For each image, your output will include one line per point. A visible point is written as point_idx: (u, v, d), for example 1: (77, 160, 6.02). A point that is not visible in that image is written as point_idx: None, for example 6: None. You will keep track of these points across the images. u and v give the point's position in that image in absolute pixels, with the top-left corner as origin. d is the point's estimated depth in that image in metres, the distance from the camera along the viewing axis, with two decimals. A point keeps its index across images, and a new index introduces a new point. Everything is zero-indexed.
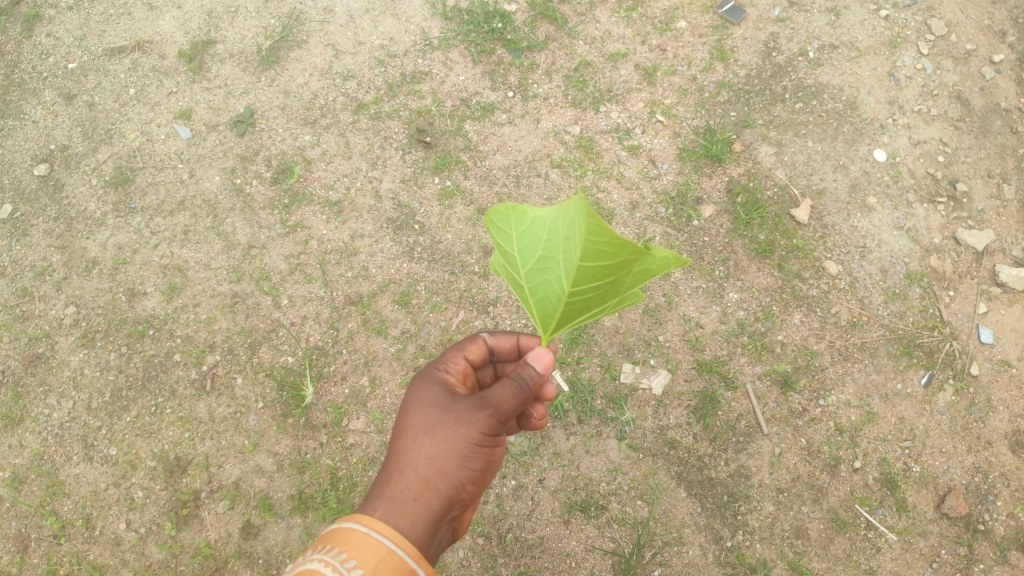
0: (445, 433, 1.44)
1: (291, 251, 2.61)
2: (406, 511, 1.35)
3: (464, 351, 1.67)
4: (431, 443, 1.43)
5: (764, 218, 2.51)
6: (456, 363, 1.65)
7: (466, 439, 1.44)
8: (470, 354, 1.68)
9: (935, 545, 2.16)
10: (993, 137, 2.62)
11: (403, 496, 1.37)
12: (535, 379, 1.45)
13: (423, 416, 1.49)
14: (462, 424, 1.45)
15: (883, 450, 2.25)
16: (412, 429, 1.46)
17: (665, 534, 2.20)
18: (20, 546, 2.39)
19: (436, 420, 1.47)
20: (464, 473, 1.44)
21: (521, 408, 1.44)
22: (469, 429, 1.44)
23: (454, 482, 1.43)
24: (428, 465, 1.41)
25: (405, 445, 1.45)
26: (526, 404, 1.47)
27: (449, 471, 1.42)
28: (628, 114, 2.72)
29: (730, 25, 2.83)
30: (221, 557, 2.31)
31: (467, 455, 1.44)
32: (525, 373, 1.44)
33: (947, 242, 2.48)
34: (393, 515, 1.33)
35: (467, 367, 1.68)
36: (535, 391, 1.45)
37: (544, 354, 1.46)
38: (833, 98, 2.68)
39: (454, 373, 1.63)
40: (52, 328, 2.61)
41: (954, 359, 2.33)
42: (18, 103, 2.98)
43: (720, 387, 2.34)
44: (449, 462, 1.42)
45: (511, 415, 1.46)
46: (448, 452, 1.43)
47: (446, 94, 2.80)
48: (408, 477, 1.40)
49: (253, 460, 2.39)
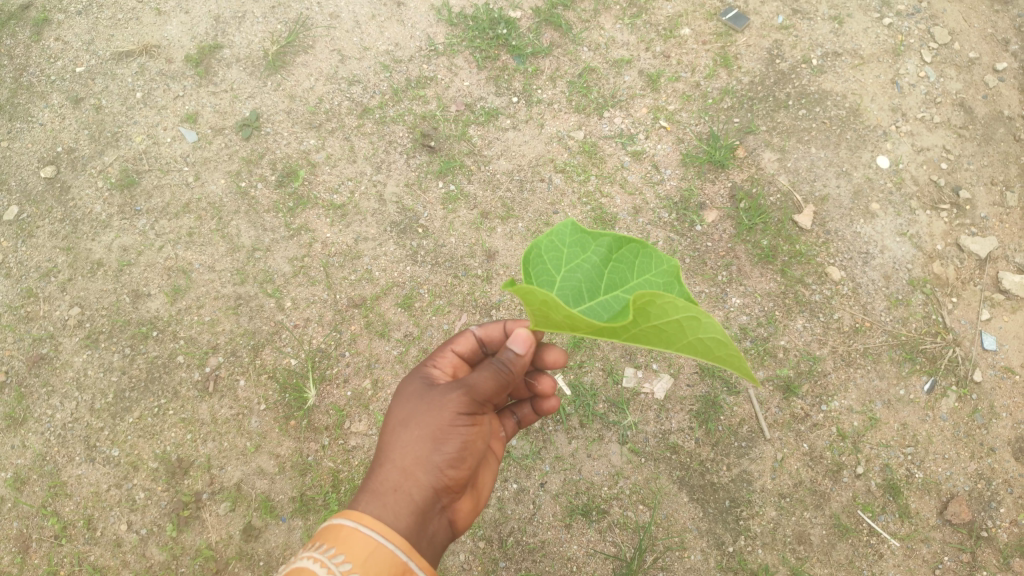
0: (420, 421, 1.46)
1: (295, 254, 2.62)
2: (388, 502, 1.38)
3: (451, 345, 1.68)
4: (408, 433, 1.45)
5: (766, 223, 2.52)
6: (444, 357, 1.66)
7: (440, 425, 1.45)
8: (459, 347, 1.68)
9: (938, 552, 2.15)
10: (996, 145, 2.63)
11: (385, 488, 1.40)
12: (511, 360, 1.41)
13: (404, 408, 1.51)
14: (435, 410, 1.45)
15: (886, 456, 2.24)
16: (393, 423, 1.49)
17: (667, 539, 2.20)
18: (22, 546, 2.40)
19: (415, 410, 1.48)
20: (442, 459, 1.44)
21: (498, 388, 1.43)
22: (442, 414, 1.45)
23: (435, 470, 1.44)
24: (406, 455, 1.44)
25: (389, 439, 1.48)
26: (502, 385, 1.44)
27: (427, 459, 1.44)
28: (632, 120, 2.73)
29: (734, 32, 2.85)
30: (222, 558, 2.31)
31: (443, 440, 1.44)
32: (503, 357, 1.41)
33: (950, 248, 2.48)
34: (376, 507, 1.37)
35: (457, 359, 1.68)
36: (514, 370, 1.42)
37: (521, 334, 1.40)
38: (836, 104, 2.69)
39: (442, 367, 1.65)
40: (56, 329, 2.62)
41: (957, 365, 2.33)
42: (26, 106, 3.01)
43: (722, 392, 2.34)
44: (427, 449, 1.44)
45: (486, 396, 1.45)
46: (424, 440, 1.44)
47: (451, 99, 2.82)
48: (391, 470, 1.43)
49: (255, 462, 2.40)
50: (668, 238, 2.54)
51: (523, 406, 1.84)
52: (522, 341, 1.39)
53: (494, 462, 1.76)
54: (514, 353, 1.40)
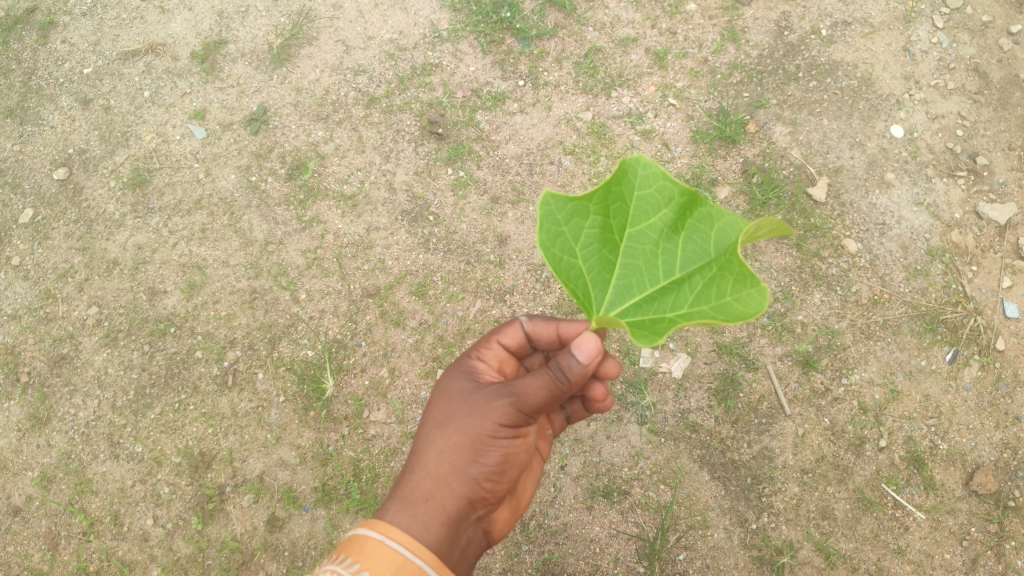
0: (458, 427, 1.47)
1: (308, 246, 2.63)
2: (419, 511, 1.41)
3: (499, 338, 1.68)
4: (444, 440, 1.48)
5: (780, 197, 2.49)
6: (490, 351, 1.67)
7: (479, 433, 1.46)
8: (506, 339, 1.68)
9: (965, 523, 2.14)
10: (1013, 109, 2.58)
11: (416, 497, 1.43)
12: (568, 368, 1.33)
13: (445, 409, 1.53)
14: (475, 417, 1.47)
15: (908, 428, 2.22)
16: (430, 424, 1.52)
17: (689, 518, 2.20)
18: (51, 543, 2.44)
19: (451, 415, 1.50)
20: (476, 469, 1.47)
21: (546, 401, 1.40)
22: (482, 422, 1.46)
23: (469, 480, 1.47)
24: (439, 463, 1.46)
25: (424, 441, 1.50)
26: (554, 396, 1.39)
27: (462, 469, 1.46)
28: (639, 99, 2.70)
29: (741, 6, 2.79)
30: (248, 550, 2.34)
31: (480, 451, 1.46)
32: (562, 363, 1.33)
33: (969, 216, 2.45)
34: (405, 517, 1.40)
35: (503, 352, 1.69)
36: (570, 383, 1.36)
37: (587, 341, 1.31)
38: (847, 74, 2.64)
39: (488, 361, 1.66)
40: (75, 329, 2.65)
41: (979, 334, 2.30)
42: (36, 109, 3.03)
43: (740, 369, 2.33)
44: (462, 458, 1.46)
45: (534, 407, 1.42)
46: (459, 449, 1.46)
47: (457, 86, 2.80)
48: (423, 476, 1.46)
49: (277, 454, 2.42)
50: None
51: (573, 402, 1.78)
52: (587, 350, 1.30)
53: (540, 462, 1.78)
54: (576, 361, 1.32)
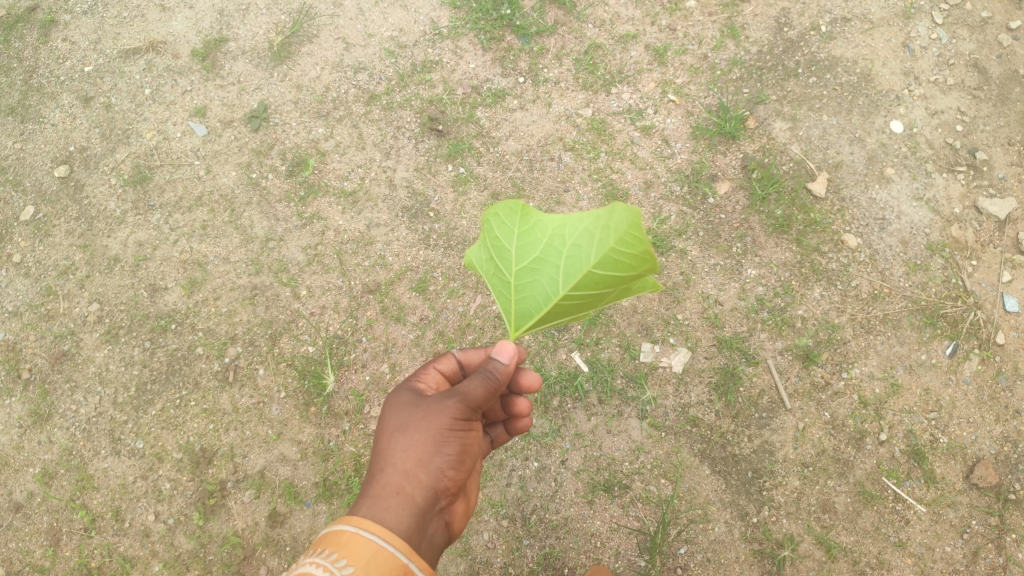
0: (417, 425, 1.47)
1: (309, 243, 2.63)
2: (390, 505, 1.37)
3: (435, 363, 1.70)
4: (406, 438, 1.46)
5: (780, 192, 2.49)
6: (428, 372, 1.68)
7: (439, 426, 1.47)
8: (443, 364, 1.71)
9: (965, 517, 2.14)
10: (1013, 104, 2.58)
11: (386, 492, 1.39)
12: (496, 368, 1.52)
13: (400, 416, 1.51)
14: (432, 414, 1.48)
15: (909, 421, 2.22)
16: (388, 430, 1.50)
17: (690, 511, 2.20)
18: (52, 539, 2.44)
19: (409, 418, 1.49)
20: (442, 460, 1.45)
21: (489, 397, 1.50)
22: (440, 416, 1.47)
23: (435, 471, 1.45)
24: (405, 458, 1.44)
25: (385, 445, 1.48)
26: (491, 392, 1.52)
27: (428, 460, 1.44)
28: (639, 95, 2.71)
29: (740, 2, 2.80)
30: (249, 545, 2.34)
31: (443, 442, 1.46)
32: (490, 365, 1.53)
33: (968, 211, 2.45)
34: (376, 511, 1.36)
35: (441, 377, 1.70)
36: (501, 380, 1.52)
37: (505, 346, 1.53)
38: (847, 70, 2.65)
39: (429, 382, 1.67)
40: (76, 326, 2.65)
41: (979, 328, 2.30)
42: (37, 107, 3.03)
43: (741, 363, 2.33)
44: (427, 450, 1.45)
45: (481, 400, 1.50)
46: (423, 442, 1.45)
47: (457, 82, 2.81)
48: (390, 474, 1.42)
49: (278, 449, 2.42)
50: (681, 212, 2.52)
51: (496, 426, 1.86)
52: (507, 352, 1.52)
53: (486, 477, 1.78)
54: (500, 362, 1.52)
